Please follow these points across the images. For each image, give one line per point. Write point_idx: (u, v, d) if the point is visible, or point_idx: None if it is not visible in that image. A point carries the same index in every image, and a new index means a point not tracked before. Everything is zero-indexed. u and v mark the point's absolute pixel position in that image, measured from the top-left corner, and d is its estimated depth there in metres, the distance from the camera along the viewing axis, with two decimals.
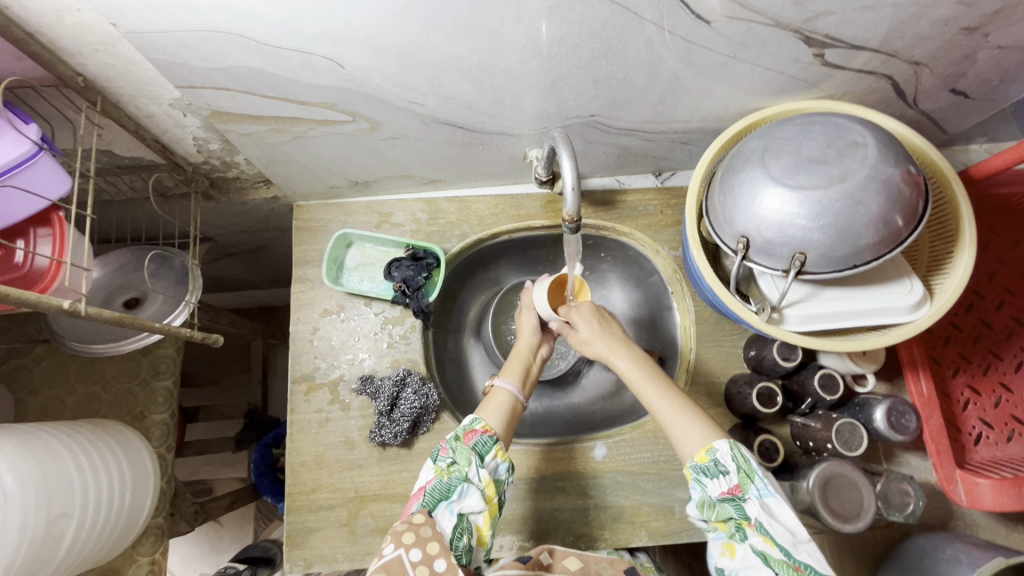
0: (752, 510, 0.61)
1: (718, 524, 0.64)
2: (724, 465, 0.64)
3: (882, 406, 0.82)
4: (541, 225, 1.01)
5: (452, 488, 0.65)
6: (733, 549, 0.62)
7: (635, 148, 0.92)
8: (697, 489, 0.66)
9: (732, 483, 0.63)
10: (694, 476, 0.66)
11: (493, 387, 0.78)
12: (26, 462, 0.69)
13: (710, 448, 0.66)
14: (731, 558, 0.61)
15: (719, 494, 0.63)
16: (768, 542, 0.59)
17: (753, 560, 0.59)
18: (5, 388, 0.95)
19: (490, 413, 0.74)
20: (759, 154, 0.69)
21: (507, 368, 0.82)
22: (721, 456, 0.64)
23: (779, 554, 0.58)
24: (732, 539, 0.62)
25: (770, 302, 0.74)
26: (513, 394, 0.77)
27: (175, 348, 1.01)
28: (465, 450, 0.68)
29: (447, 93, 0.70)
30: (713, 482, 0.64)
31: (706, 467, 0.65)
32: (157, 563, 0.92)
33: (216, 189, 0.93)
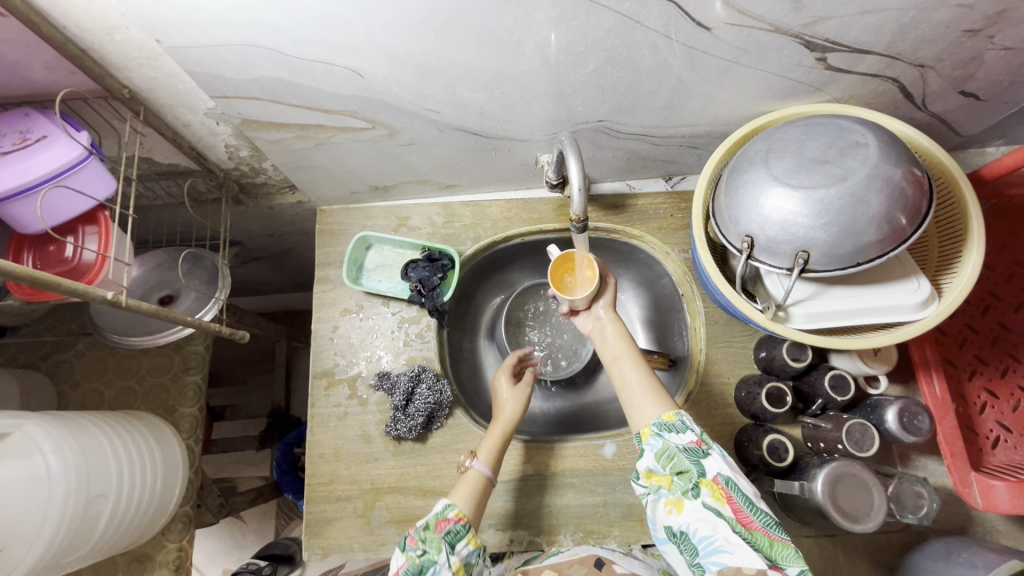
0: (715, 465, 0.66)
1: (665, 481, 0.67)
2: (688, 424, 0.69)
3: (894, 406, 0.82)
4: (553, 228, 1.04)
5: (423, 570, 0.68)
6: (681, 505, 0.65)
7: (644, 153, 0.95)
8: (656, 443, 0.68)
9: (696, 437, 0.68)
10: (656, 432, 0.69)
11: (467, 467, 0.81)
12: (69, 445, 0.74)
13: (677, 411, 0.71)
14: (679, 514, 0.65)
15: (684, 444, 0.67)
16: (723, 499, 0.63)
17: (705, 513, 0.63)
18: (49, 381, 1.01)
19: (461, 496, 0.77)
20: (763, 155, 0.71)
21: (485, 444, 0.84)
22: (687, 418, 0.70)
23: (731, 510, 0.62)
24: (681, 496, 0.66)
25: (775, 300, 0.75)
26: (484, 477, 0.80)
27: (205, 345, 1.06)
28: (435, 539, 0.71)
29: (459, 100, 0.74)
30: (677, 436, 0.68)
31: (674, 424, 0.69)
32: (184, 551, 0.97)
33: (245, 194, 0.98)
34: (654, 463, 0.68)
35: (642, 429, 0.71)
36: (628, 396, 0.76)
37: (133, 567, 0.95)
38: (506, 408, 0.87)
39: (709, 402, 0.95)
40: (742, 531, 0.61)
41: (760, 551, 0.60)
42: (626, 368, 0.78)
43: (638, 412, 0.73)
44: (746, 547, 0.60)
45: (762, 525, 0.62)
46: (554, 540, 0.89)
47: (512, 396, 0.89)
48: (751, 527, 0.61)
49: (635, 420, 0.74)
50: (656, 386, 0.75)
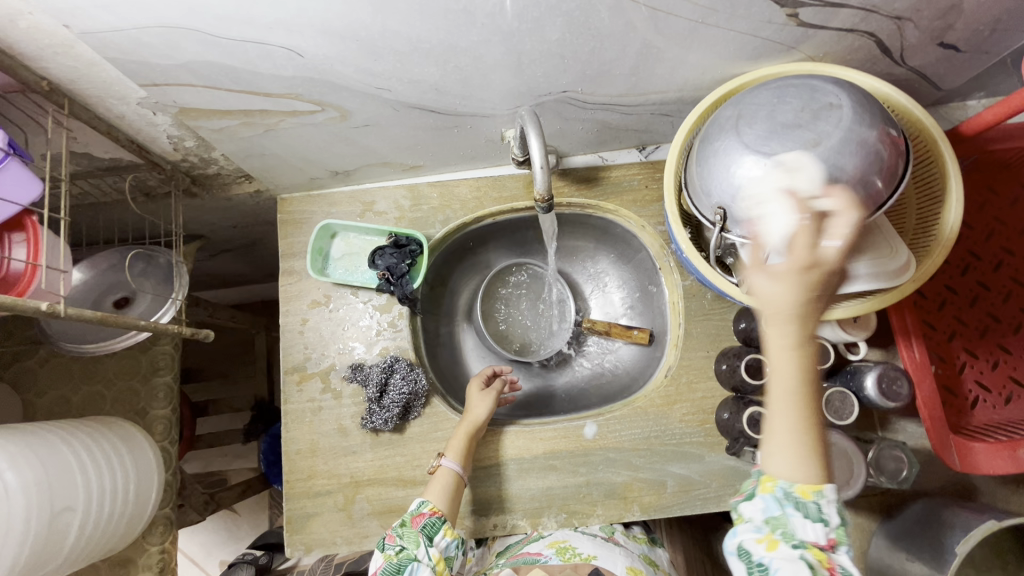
0: (836, 559, 0.55)
1: (766, 537, 0.56)
2: (826, 512, 0.55)
3: (873, 373, 0.81)
4: (524, 206, 1.00)
5: (401, 569, 0.70)
6: (774, 543, 0.56)
7: (615, 123, 0.91)
8: (773, 502, 0.56)
9: (827, 535, 0.55)
10: (778, 493, 0.56)
11: (438, 466, 0.82)
12: (27, 460, 0.72)
13: (819, 490, 0.55)
14: (768, 548, 0.56)
15: (809, 535, 0.55)
16: (825, 566, 0.54)
17: (798, 563, 0.54)
18: (12, 390, 0.98)
19: (434, 493, 0.79)
20: (734, 122, 0.67)
21: (453, 441, 0.85)
22: (826, 504, 0.55)
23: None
24: (778, 538, 0.56)
25: (750, 273, 0.74)
26: (456, 472, 0.82)
27: (172, 345, 1.03)
28: (412, 534, 0.73)
29: (412, 76, 0.69)
30: (802, 513, 0.55)
31: (808, 502, 0.55)
32: (167, 552, 0.96)
33: (198, 186, 0.93)
34: (762, 513, 0.57)
35: (766, 476, 0.57)
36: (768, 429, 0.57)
37: (115, 573, 0.94)
38: (472, 410, 0.88)
39: (689, 376, 0.94)
40: None
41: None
42: (788, 401, 0.54)
43: (770, 458, 0.57)
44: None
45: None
46: (538, 522, 0.89)
47: (477, 399, 0.90)
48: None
49: (762, 452, 0.58)
50: (807, 443, 0.55)
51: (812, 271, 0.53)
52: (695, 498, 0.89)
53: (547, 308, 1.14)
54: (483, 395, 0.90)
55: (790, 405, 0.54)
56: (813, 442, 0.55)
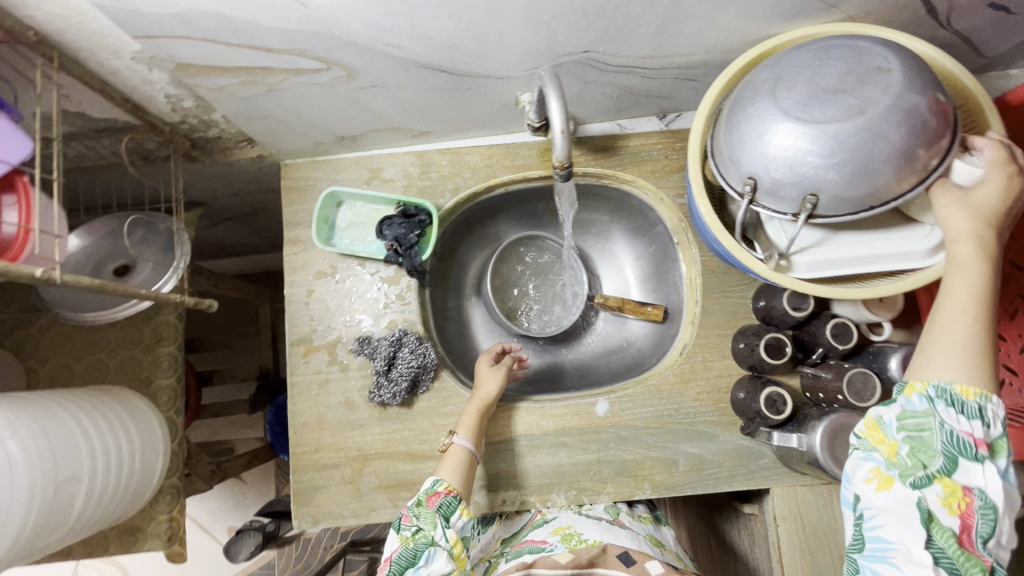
0: (976, 474, 0.51)
1: (886, 448, 0.55)
2: (982, 416, 0.51)
3: (898, 354, 0.79)
4: (538, 175, 0.96)
5: (418, 554, 0.67)
6: (888, 483, 0.54)
7: (635, 88, 0.86)
8: (918, 407, 0.53)
9: (982, 433, 0.51)
10: (925, 400, 0.53)
11: (450, 445, 0.80)
12: (29, 430, 0.70)
13: (983, 393, 0.52)
14: (880, 488, 0.54)
15: (959, 441, 0.51)
16: (956, 506, 0.51)
17: (910, 510, 0.52)
18: (14, 357, 0.96)
19: (446, 471, 0.77)
20: (770, 85, 0.63)
21: (464, 419, 0.82)
22: (990, 407, 0.51)
23: (956, 524, 0.51)
24: (892, 475, 0.54)
25: (778, 249, 0.70)
26: (469, 450, 0.80)
27: (176, 314, 1.01)
28: (429, 514, 0.72)
29: (424, 32, 0.65)
30: (956, 419, 0.51)
31: (966, 402, 0.51)
32: (175, 521, 0.95)
33: (199, 150, 0.89)
34: (890, 422, 0.55)
35: (912, 382, 0.55)
36: (933, 329, 0.56)
37: (124, 540, 0.94)
38: (481, 386, 0.85)
39: (705, 354, 0.91)
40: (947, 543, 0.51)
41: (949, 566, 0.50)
42: (949, 304, 0.55)
43: (925, 364, 0.55)
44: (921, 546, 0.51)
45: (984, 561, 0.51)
46: (547, 499, 0.88)
47: (487, 375, 0.87)
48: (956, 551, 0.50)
49: (911, 364, 0.56)
50: (986, 353, 0.53)
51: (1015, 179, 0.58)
52: (707, 477, 0.88)
53: (559, 282, 1.12)
54: (492, 372, 0.87)
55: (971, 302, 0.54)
56: (985, 343, 0.53)
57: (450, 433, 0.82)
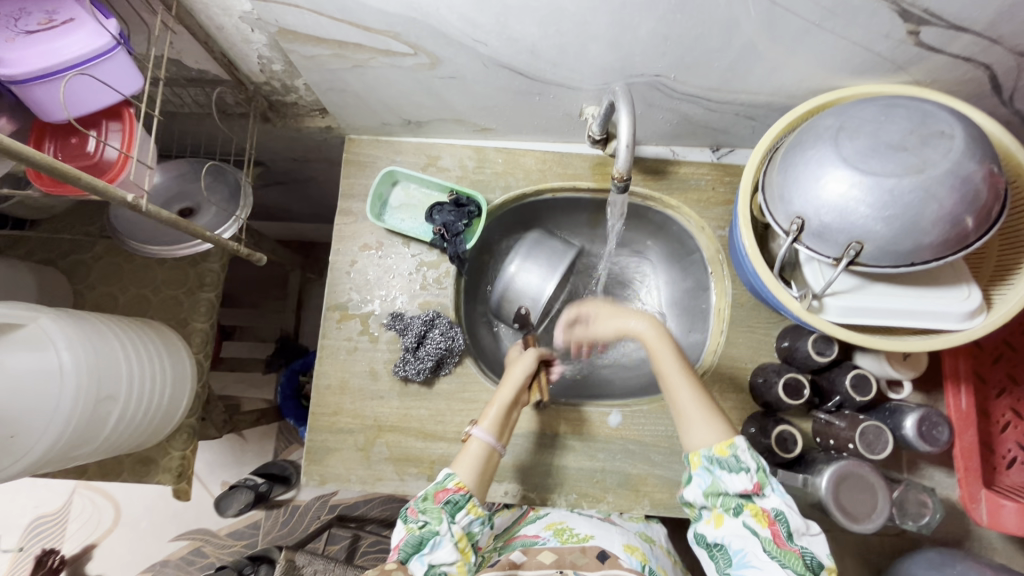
0: (766, 501, 0.68)
1: (716, 511, 0.71)
2: (744, 462, 0.69)
3: (914, 413, 0.79)
4: (587, 186, 0.99)
5: (423, 541, 0.70)
6: (721, 519, 0.70)
7: (697, 117, 0.89)
8: (705, 478, 0.71)
9: (751, 482, 0.68)
10: (705, 465, 0.71)
11: (470, 437, 0.79)
12: (83, 345, 0.75)
13: (732, 443, 0.70)
14: (716, 527, 0.70)
15: (736, 489, 0.68)
16: (764, 522, 0.67)
17: (742, 532, 0.68)
18: (66, 280, 1.02)
19: (463, 467, 0.76)
20: (833, 133, 0.66)
21: (489, 411, 0.81)
22: (742, 453, 0.69)
23: (769, 533, 0.66)
24: (723, 513, 0.70)
25: (813, 289, 0.71)
26: (488, 446, 0.79)
27: (221, 263, 1.06)
28: (436, 509, 0.71)
29: (511, 34, 0.68)
30: (729, 475, 0.69)
31: (725, 459, 0.69)
32: (187, 459, 0.99)
33: (274, 112, 0.94)
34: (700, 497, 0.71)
35: (692, 454, 0.73)
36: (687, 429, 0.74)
37: (137, 469, 0.98)
38: (511, 377, 0.85)
39: (722, 384, 0.93)
40: (778, 553, 0.65)
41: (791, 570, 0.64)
42: (691, 408, 0.74)
43: (692, 437, 0.73)
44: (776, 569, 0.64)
45: (802, 554, 0.65)
46: (547, 498, 0.90)
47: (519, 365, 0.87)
48: (788, 556, 0.65)
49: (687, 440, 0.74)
50: (709, 410, 0.73)
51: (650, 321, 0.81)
52: None
53: None
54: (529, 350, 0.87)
55: (684, 384, 0.75)
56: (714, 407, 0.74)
57: (472, 423, 0.81)
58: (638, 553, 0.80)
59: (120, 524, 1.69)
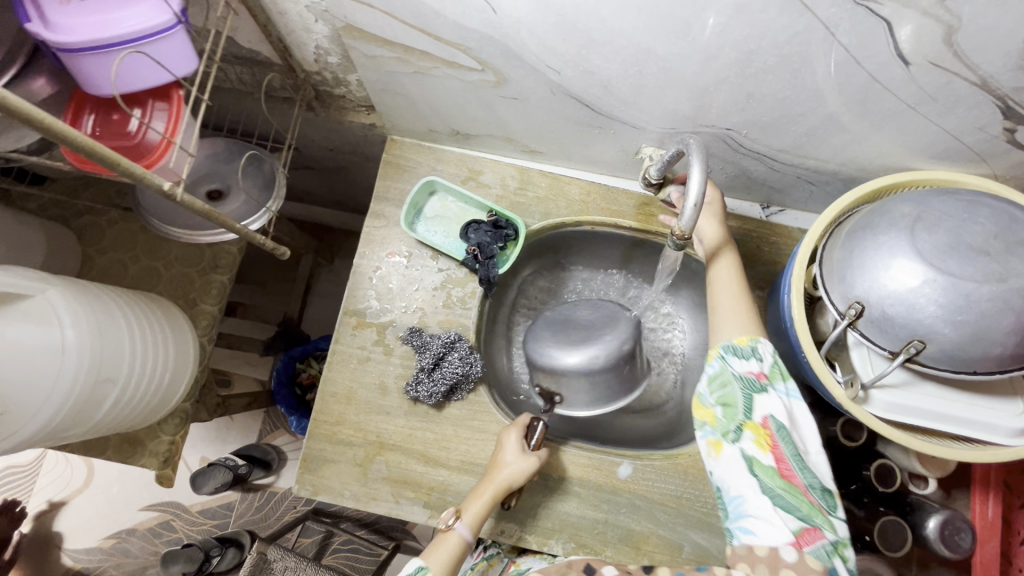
0: (764, 406, 0.60)
1: (709, 417, 0.64)
2: (759, 353, 0.64)
3: (938, 516, 0.77)
4: (629, 226, 0.95)
5: None
6: (720, 447, 0.61)
7: (756, 174, 0.86)
8: (716, 366, 0.66)
9: (760, 370, 0.63)
10: (721, 355, 0.66)
11: (449, 527, 0.73)
12: (91, 321, 0.71)
13: (752, 337, 0.66)
14: (716, 456, 0.61)
15: (743, 373, 0.63)
16: (767, 447, 0.58)
17: (742, 462, 0.58)
18: (77, 241, 0.97)
19: (437, 560, 0.69)
20: (910, 222, 0.63)
21: (473, 501, 0.76)
22: (761, 347, 0.65)
23: (771, 459, 0.57)
24: (721, 439, 0.61)
25: (860, 378, 0.68)
26: (465, 540, 0.72)
27: (238, 246, 1.02)
28: None
29: (589, 67, 0.65)
30: (740, 362, 0.64)
31: (741, 348, 0.65)
32: (175, 445, 0.95)
33: (319, 102, 0.90)
34: (705, 393, 0.65)
35: (714, 348, 0.68)
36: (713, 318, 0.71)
37: (122, 449, 0.93)
38: (504, 469, 0.79)
39: None
40: (778, 481, 0.56)
41: (794, 511, 0.54)
42: (726, 304, 0.71)
43: (717, 334, 0.68)
44: (773, 508, 0.54)
45: (807, 485, 0.55)
46: (544, 543, 0.86)
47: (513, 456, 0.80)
48: (790, 486, 0.55)
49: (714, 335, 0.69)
50: (743, 307, 0.69)
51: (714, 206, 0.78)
52: None
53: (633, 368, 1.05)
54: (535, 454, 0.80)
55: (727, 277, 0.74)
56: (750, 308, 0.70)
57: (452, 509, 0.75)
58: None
59: (90, 485, 1.64)
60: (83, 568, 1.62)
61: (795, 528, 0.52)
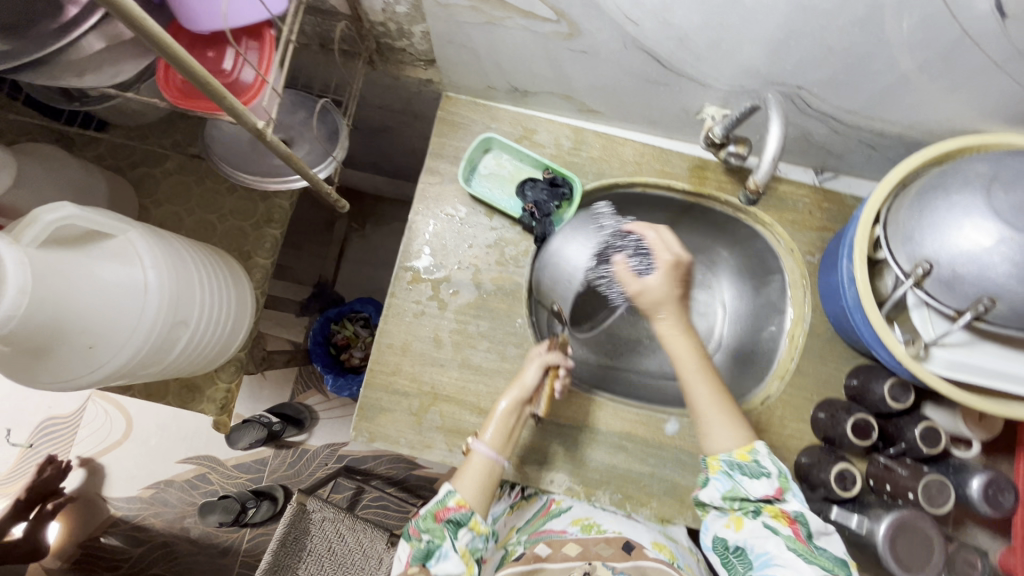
0: (789, 505, 0.70)
1: (731, 515, 0.73)
2: (765, 466, 0.71)
3: (982, 475, 0.78)
4: (681, 188, 0.95)
5: (430, 554, 0.71)
6: (739, 523, 0.72)
7: (816, 138, 0.86)
8: (724, 480, 0.72)
9: (773, 487, 0.70)
10: (725, 469, 0.72)
11: (471, 450, 0.78)
12: (166, 264, 0.73)
13: (751, 448, 0.72)
14: (736, 530, 0.72)
15: (758, 493, 0.70)
16: (783, 521, 0.70)
17: (762, 532, 0.70)
18: (135, 192, 0.99)
19: (466, 483, 0.75)
20: (986, 181, 0.63)
21: (488, 426, 0.80)
22: (763, 458, 0.71)
23: (790, 531, 0.69)
24: (741, 516, 0.73)
25: (922, 337, 0.69)
26: (491, 459, 0.77)
27: (290, 201, 1.03)
28: (439, 527, 0.72)
29: (669, 19, 0.65)
30: (750, 480, 0.70)
31: (746, 464, 0.71)
32: (232, 393, 0.98)
33: (379, 56, 0.90)
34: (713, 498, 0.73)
35: (710, 458, 0.74)
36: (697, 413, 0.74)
37: (181, 394, 0.96)
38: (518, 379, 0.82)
39: (783, 410, 0.91)
40: (797, 548, 0.67)
41: (819, 564, 0.66)
42: (710, 411, 0.73)
43: (711, 440, 0.74)
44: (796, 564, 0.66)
45: (817, 551, 0.67)
46: (592, 493, 0.89)
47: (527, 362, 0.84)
48: (809, 550, 0.67)
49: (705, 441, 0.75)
50: (721, 399, 0.74)
51: (675, 265, 0.73)
52: None
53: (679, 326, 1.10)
54: (535, 358, 0.83)
55: (699, 384, 0.74)
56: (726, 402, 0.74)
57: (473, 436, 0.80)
58: (666, 551, 0.81)
59: (130, 438, 1.69)
60: (124, 515, 1.68)
61: None
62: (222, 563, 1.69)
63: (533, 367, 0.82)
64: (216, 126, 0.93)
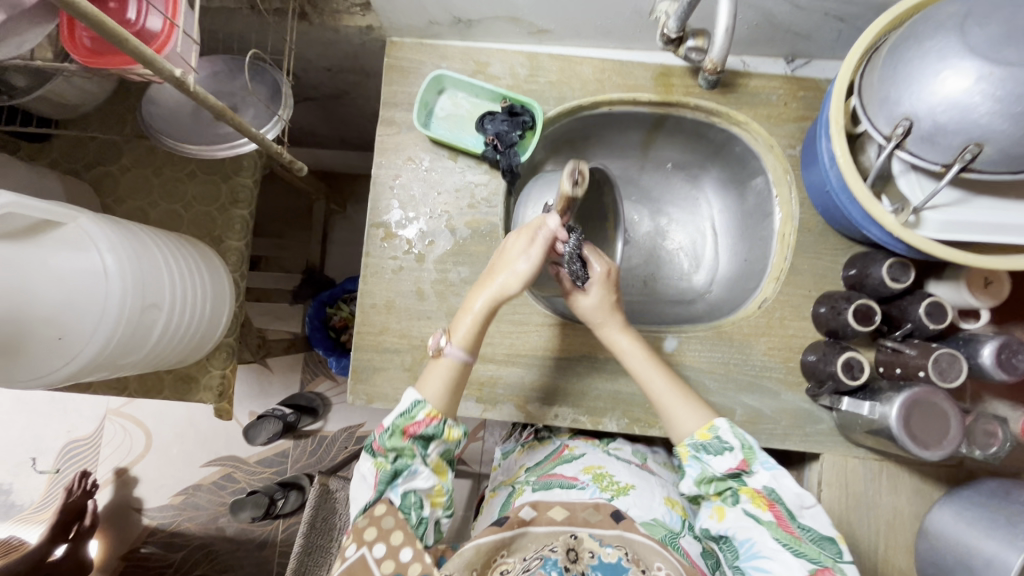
0: (757, 480, 0.72)
1: (715, 505, 0.76)
2: (726, 441, 0.73)
3: (993, 342, 0.76)
4: (648, 99, 0.91)
5: (399, 473, 0.72)
6: (722, 512, 0.75)
7: (778, 18, 0.81)
8: (695, 466, 0.75)
9: (737, 459, 0.73)
10: (692, 453, 0.75)
11: (440, 353, 0.76)
12: (125, 248, 0.71)
13: (712, 425, 0.75)
14: (719, 520, 0.75)
15: (724, 469, 0.73)
16: (764, 506, 0.71)
17: (745, 520, 0.73)
18: (94, 193, 0.96)
19: (432, 389, 0.75)
20: (959, 20, 0.58)
21: (458, 326, 0.77)
22: (722, 433, 0.74)
23: (771, 516, 0.71)
24: (723, 505, 0.75)
25: (910, 203, 0.66)
26: (460, 361, 0.76)
27: (254, 179, 1.00)
28: (406, 445, 0.72)
29: None
30: (715, 458, 0.74)
31: (708, 443, 0.74)
32: (227, 378, 0.97)
33: (311, 8, 0.86)
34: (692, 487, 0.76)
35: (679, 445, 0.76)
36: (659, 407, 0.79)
37: (178, 386, 0.96)
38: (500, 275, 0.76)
39: (783, 311, 0.88)
40: (781, 534, 0.70)
41: (805, 555, 0.68)
42: (671, 399, 0.78)
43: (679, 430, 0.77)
44: (783, 554, 0.69)
45: (804, 536, 0.69)
46: (599, 422, 0.87)
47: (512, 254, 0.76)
48: (790, 535, 0.70)
49: (672, 430, 0.78)
50: (680, 389, 0.79)
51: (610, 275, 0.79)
52: (761, 431, 0.87)
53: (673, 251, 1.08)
54: (540, 244, 0.75)
55: (651, 369, 0.80)
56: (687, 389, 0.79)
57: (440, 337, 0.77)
58: (678, 507, 0.80)
59: (152, 449, 1.71)
60: (159, 524, 1.71)
61: (811, 567, 0.67)
62: (261, 555, 1.72)
63: (529, 259, 0.74)
64: (151, 102, 0.92)
